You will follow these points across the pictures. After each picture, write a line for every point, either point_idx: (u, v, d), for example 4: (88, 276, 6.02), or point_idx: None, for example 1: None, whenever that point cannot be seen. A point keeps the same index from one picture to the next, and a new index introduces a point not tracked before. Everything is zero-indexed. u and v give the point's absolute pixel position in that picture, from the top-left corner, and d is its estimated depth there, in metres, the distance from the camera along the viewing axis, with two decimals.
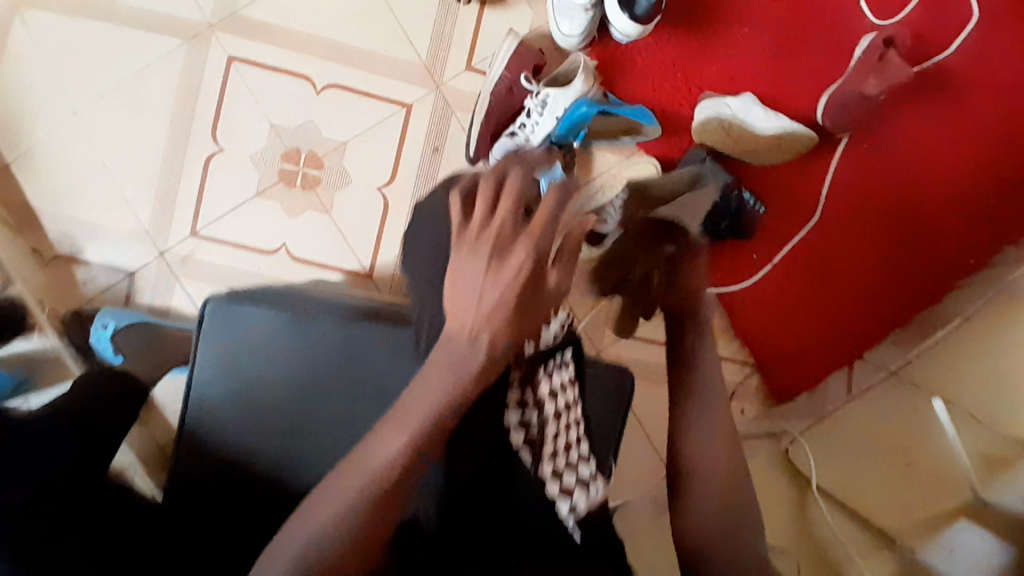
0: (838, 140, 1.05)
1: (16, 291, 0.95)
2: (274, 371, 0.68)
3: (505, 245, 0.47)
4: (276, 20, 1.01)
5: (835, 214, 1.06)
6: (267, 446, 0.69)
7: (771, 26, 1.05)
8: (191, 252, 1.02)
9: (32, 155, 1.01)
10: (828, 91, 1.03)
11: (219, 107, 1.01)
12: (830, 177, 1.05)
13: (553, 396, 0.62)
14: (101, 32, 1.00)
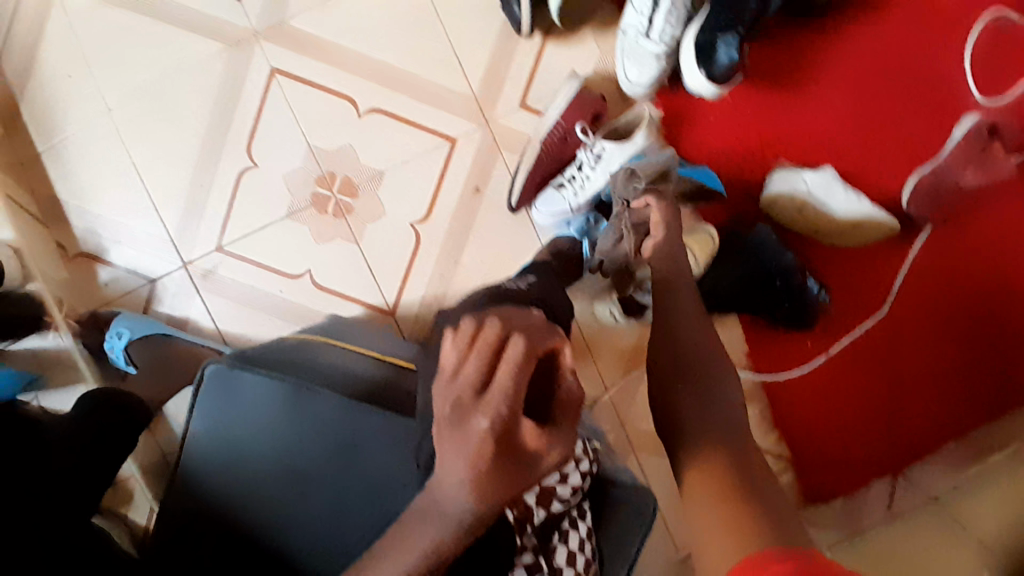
0: (922, 229, 0.94)
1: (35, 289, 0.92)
2: (263, 443, 0.63)
3: (468, 411, 0.37)
4: (325, 34, 0.95)
5: (904, 308, 0.95)
6: (247, 530, 0.62)
7: (863, 92, 0.93)
8: (213, 267, 0.97)
9: (67, 147, 0.98)
10: (918, 173, 0.92)
11: (258, 120, 0.96)
12: (905, 269, 0.95)
13: (572, 563, 0.57)
14: (148, 29, 0.97)
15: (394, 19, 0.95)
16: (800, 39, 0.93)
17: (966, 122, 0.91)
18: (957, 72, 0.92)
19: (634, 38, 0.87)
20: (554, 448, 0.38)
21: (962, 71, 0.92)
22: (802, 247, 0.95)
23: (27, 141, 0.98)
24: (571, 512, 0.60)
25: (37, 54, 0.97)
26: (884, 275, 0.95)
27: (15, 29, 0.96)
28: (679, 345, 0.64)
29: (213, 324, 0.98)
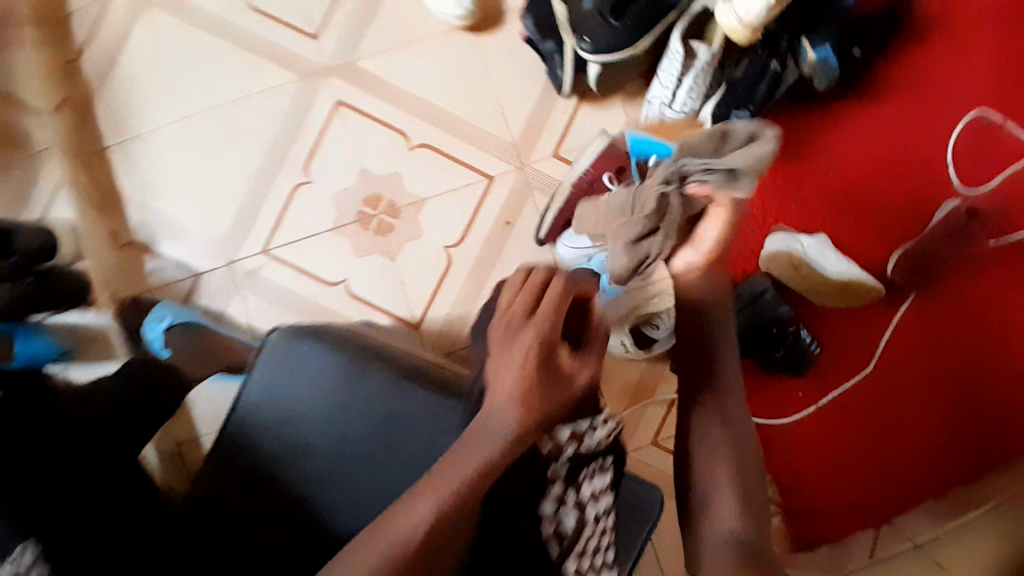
0: (906, 297, 1.04)
1: (82, 267, 1.01)
2: (317, 412, 0.68)
3: (513, 330, 0.51)
4: (388, 75, 1.07)
5: (886, 368, 1.04)
6: (292, 490, 0.67)
7: (855, 172, 1.05)
8: (257, 268, 1.05)
9: (136, 146, 1.06)
10: (902, 248, 1.03)
11: (318, 143, 1.06)
12: (888, 331, 1.04)
13: (596, 501, 0.56)
14: (223, 51, 1.06)
15: (450, 69, 1.07)
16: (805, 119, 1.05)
17: (946, 206, 1.03)
18: (940, 162, 1.04)
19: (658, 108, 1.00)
20: (583, 370, 0.52)
21: (944, 161, 1.04)
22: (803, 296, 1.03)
23: (98, 136, 1.05)
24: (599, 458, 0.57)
25: (123, 63, 1.06)
26: (870, 335, 1.04)
27: (102, 38, 1.06)
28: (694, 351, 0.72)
29: (248, 321, 1.04)
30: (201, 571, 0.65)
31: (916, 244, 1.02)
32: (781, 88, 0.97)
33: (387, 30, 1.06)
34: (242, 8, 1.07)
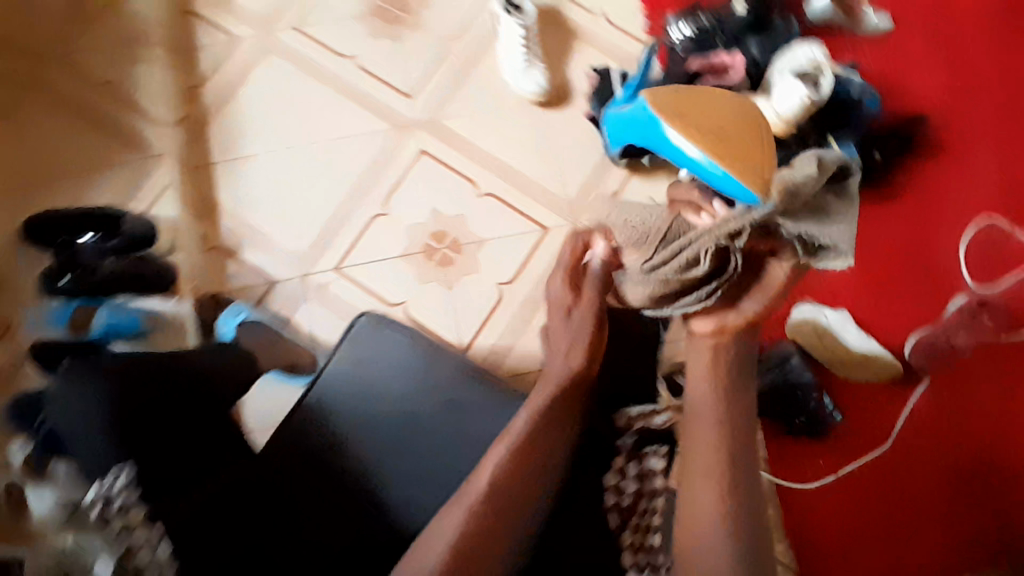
0: (921, 379, 1.10)
1: (176, 258, 1.13)
2: (391, 391, 0.78)
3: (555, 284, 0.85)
4: (465, 131, 1.20)
5: (903, 447, 1.08)
6: (359, 457, 0.76)
7: (875, 259, 1.14)
8: (327, 282, 1.16)
9: (238, 167, 1.20)
10: (917, 333, 1.12)
11: (398, 182, 1.20)
12: (906, 412, 1.09)
13: (659, 472, 0.75)
14: (328, 96, 1.22)
15: (523, 131, 1.20)
16: None
17: (957, 300, 1.13)
18: (953, 261, 1.15)
19: None
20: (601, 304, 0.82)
21: (956, 261, 1.14)
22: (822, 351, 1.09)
23: (206, 153, 1.20)
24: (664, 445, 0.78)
25: (239, 95, 1.22)
26: (888, 413, 1.09)
27: (226, 71, 1.23)
28: None
29: (312, 330, 1.14)
30: (274, 519, 0.74)
31: (928, 332, 1.11)
32: None
33: (472, 92, 1.21)
34: (348, 62, 1.23)
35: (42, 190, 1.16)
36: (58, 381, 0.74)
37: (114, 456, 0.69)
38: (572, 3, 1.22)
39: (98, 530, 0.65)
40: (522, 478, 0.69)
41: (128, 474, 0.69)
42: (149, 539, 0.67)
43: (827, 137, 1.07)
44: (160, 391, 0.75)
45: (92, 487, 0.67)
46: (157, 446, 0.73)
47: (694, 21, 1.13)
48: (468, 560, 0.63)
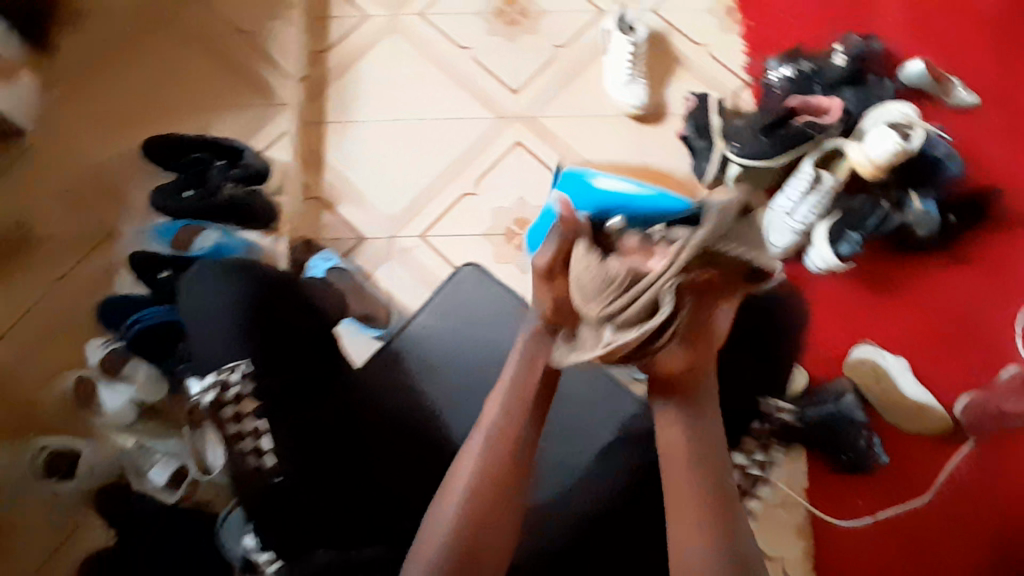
0: (966, 440, 1.11)
1: (280, 199, 1.21)
2: (484, 339, 0.85)
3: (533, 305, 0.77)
4: (561, 132, 1.27)
5: (943, 504, 1.09)
6: (438, 396, 0.82)
7: (937, 316, 1.17)
8: (412, 247, 1.23)
9: (347, 128, 1.28)
10: (966, 395, 1.13)
11: (490, 168, 1.27)
12: (949, 467, 1.10)
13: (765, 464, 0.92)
14: (439, 79, 1.31)
15: (614, 139, 1.26)
16: (904, 263, 1.18)
17: (1010, 368, 1.14)
18: (1012, 330, 1.16)
19: (779, 215, 1.14)
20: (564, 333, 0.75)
21: (1014, 331, 1.16)
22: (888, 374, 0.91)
23: (321, 111, 1.28)
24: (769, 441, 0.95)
25: (359, 65, 1.31)
26: (930, 465, 1.11)
27: (351, 41, 1.32)
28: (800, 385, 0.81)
29: (389, 287, 1.20)
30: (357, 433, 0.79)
31: (978, 396, 1.11)
32: (886, 225, 1.13)
33: (572, 97, 1.29)
34: (464, 52, 1.32)
35: (171, 120, 1.26)
36: (189, 277, 0.81)
37: (239, 348, 0.75)
38: (679, 32, 1.30)
39: (215, 411, 0.73)
40: (520, 435, 0.71)
41: (248, 367, 0.74)
42: (253, 430, 0.73)
43: (908, 190, 1.13)
44: (280, 298, 0.80)
45: (213, 372, 0.74)
46: (274, 351, 0.77)
47: (794, 64, 1.20)
48: (482, 515, 0.66)
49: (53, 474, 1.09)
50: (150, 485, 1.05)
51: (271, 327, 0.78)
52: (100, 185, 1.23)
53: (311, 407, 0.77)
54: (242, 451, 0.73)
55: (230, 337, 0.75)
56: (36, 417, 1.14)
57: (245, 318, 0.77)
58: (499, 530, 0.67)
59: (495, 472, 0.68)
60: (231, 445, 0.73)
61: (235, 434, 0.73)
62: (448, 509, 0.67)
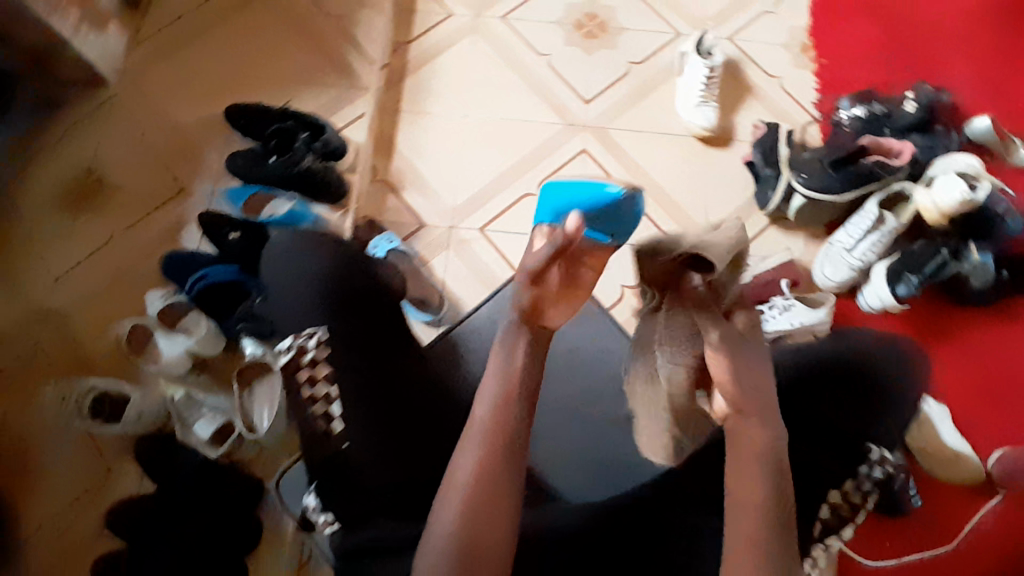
0: (995, 492, 1.07)
1: (350, 178, 1.24)
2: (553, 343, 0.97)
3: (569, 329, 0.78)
4: (628, 145, 1.30)
5: (968, 556, 1.04)
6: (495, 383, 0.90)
7: (977, 367, 1.14)
8: (470, 239, 1.24)
9: (420, 117, 1.31)
10: (1000, 450, 1.09)
11: (555, 171, 1.29)
12: (976, 518, 1.06)
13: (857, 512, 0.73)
14: (515, 81, 1.34)
15: (680, 158, 1.29)
16: (953, 313, 1.18)
17: None
18: None
19: (838, 249, 1.16)
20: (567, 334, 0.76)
21: None
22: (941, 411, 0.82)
23: (398, 99, 1.32)
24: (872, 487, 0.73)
25: (439, 58, 1.35)
26: (958, 514, 1.07)
27: (434, 36, 1.37)
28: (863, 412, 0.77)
29: (441, 275, 1.22)
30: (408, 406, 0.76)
31: (1011, 451, 1.07)
32: (944, 272, 1.11)
33: (643, 113, 1.32)
34: (542, 58, 1.36)
35: (257, 90, 1.31)
36: (267, 246, 0.82)
37: (318, 315, 0.75)
38: (754, 64, 1.34)
39: (290, 376, 0.72)
40: (513, 432, 0.65)
41: (327, 335, 0.74)
42: (325, 397, 0.71)
43: (968, 241, 1.11)
44: (365, 273, 0.79)
45: (292, 336, 0.73)
46: (351, 324, 0.75)
47: (866, 105, 1.23)
48: (483, 516, 0.60)
49: (97, 416, 1.06)
50: (195, 438, 1.06)
51: (349, 301, 0.76)
52: (184, 144, 1.28)
53: (367, 379, 0.74)
54: (313, 416, 0.71)
55: (309, 303, 0.75)
56: (84, 358, 1.15)
57: (325, 286, 0.76)
58: (499, 530, 0.61)
59: (490, 468, 0.62)
60: (301, 408, 0.71)
61: (308, 399, 0.71)
62: (448, 507, 0.61)
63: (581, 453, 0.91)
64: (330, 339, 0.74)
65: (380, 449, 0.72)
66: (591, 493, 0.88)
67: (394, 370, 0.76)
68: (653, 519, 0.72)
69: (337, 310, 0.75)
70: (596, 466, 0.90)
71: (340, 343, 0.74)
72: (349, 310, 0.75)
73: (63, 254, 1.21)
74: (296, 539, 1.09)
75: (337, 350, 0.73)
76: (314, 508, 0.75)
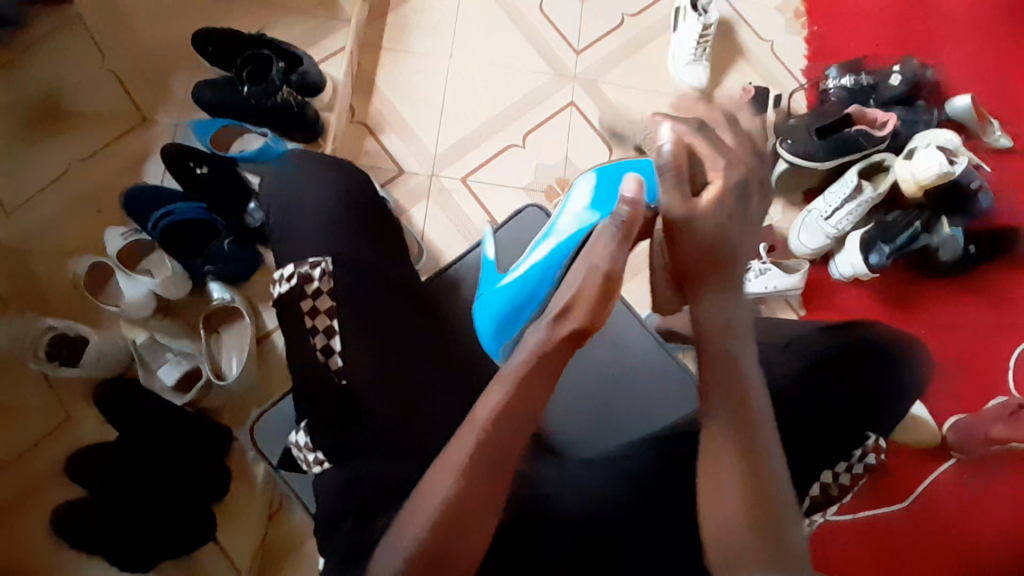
0: (948, 455, 1.10)
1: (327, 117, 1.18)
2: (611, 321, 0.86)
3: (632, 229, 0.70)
4: (617, 100, 1.27)
5: (916, 512, 1.09)
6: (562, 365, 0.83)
7: (939, 339, 1.18)
8: (452, 189, 1.20)
9: (402, 56, 1.26)
10: (952, 418, 1.12)
11: (542, 122, 1.25)
12: (927, 478, 1.10)
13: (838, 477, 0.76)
14: (505, 25, 1.29)
15: None
16: (921, 284, 1.21)
17: (995, 399, 1.14)
18: (1002, 364, 1.17)
19: (815, 217, 1.16)
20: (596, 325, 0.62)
21: (1005, 366, 1.17)
22: (915, 397, 0.81)
23: (380, 37, 1.27)
24: (856, 459, 0.77)
25: None
26: (912, 476, 1.10)
27: None
28: (846, 377, 0.78)
29: (422, 225, 1.18)
30: (392, 354, 0.74)
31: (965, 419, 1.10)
32: (914, 244, 1.15)
33: (633, 66, 1.29)
34: (533, 2, 1.31)
35: (230, 19, 1.24)
36: (287, 160, 0.88)
37: (334, 247, 0.78)
38: (747, 26, 1.33)
39: (294, 304, 0.75)
40: (506, 446, 0.56)
41: (332, 265, 0.76)
42: (325, 328, 0.74)
43: (940, 215, 1.15)
44: (376, 220, 0.84)
45: (295, 264, 0.76)
46: (356, 259, 0.78)
47: (854, 75, 1.23)
48: (457, 529, 0.53)
49: (53, 358, 1.00)
50: (159, 383, 1.02)
51: (370, 239, 0.81)
52: (150, 71, 1.20)
53: (361, 317, 0.75)
54: (313, 348, 0.74)
55: (322, 235, 0.78)
56: (41, 296, 1.07)
57: (331, 222, 0.79)
58: (470, 543, 0.54)
59: (470, 477, 0.54)
60: (303, 338, 0.75)
61: (309, 329, 0.75)
62: (418, 519, 0.54)
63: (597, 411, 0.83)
64: (335, 270, 0.76)
65: (372, 387, 0.71)
66: (592, 446, 0.81)
67: (392, 313, 0.77)
68: (647, 483, 0.70)
69: (346, 243, 0.79)
70: (603, 421, 0.83)
71: (349, 272, 0.76)
72: (362, 247, 0.80)
73: (19, 182, 1.13)
74: (266, 487, 1.07)
75: (342, 280, 0.76)
76: (301, 446, 0.72)
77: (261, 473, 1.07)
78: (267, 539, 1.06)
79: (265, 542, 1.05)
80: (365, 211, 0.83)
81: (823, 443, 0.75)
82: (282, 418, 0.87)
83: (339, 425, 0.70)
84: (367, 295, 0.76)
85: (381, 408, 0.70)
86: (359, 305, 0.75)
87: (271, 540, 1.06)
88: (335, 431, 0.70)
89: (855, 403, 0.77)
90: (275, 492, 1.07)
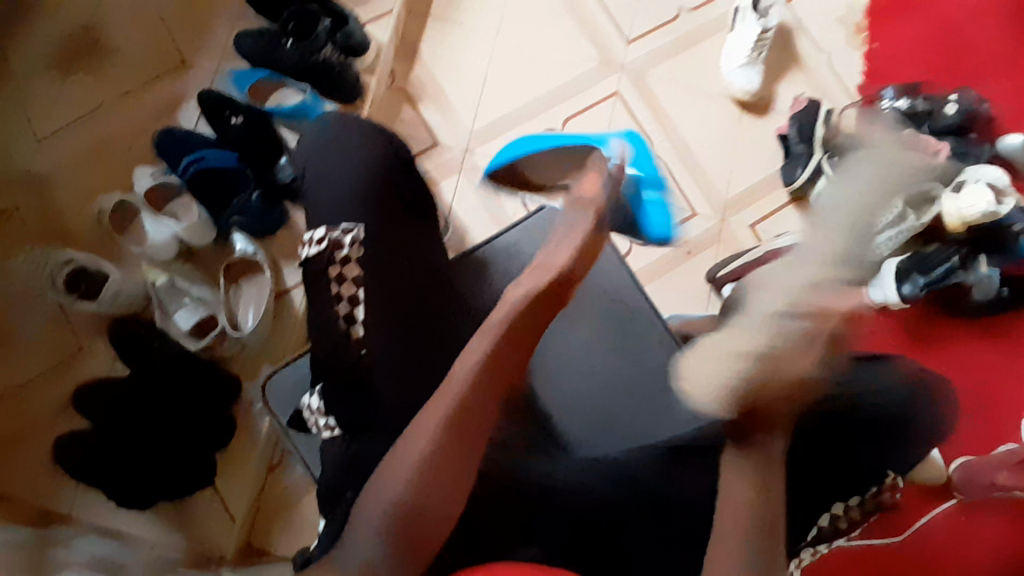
0: (949, 497, 1.09)
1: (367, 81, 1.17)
2: (619, 319, 0.85)
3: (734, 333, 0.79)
4: (663, 95, 1.24)
5: (913, 548, 1.08)
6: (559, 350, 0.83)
7: (961, 379, 1.15)
8: (486, 167, 1.18)
9: (450, 26, 1.23)
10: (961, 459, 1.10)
11: (584, 109, 1.22)
12: (929, 516, 1.09)
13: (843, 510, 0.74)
14: (556, 6, 1.26)
15: (713, 120, 1.23)
16: (949, 322, 1.18)
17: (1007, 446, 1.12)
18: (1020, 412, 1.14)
19: None
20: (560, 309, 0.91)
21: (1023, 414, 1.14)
22: (938, 441, 0.78)
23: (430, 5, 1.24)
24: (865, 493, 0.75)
25: None
26: (914, 512, 1.09)
27: None
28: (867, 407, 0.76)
29: (450, 200, 1.17)
30: (410, 327, 0.74)
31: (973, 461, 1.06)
32: (948, 280, 1.12)
33: (683, 63, 1.25)
34: None
35: None
36: (321, 117, 0.86)
37: (362, 214, 0.77)
38: (805, 34, 1.29)
39: (319, 267, 0.74)
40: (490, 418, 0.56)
41: (365, 234, 0.75)
42: (350, 296, 0.73)
43: (979, 254, 1.12)
44: (408, 188, 0.81)
45: (327, 228, 0.75)
46: (383, 227, 0.77)
47: (910, 99, 1.19)
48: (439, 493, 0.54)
49: (72, 290, 1.00)
50: (174, 327, 1.02)
51: (401, 211, 0.80)
52: (194, 10, 1.18)
53: (382, 287, 0.74)
54: (335, 313, 0.73)
55: (350, 201, 0.77)
56: (64, 228, 1.08)
57: (359, 188, 0.78)
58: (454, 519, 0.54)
59: None
60: (322, 302, 0.74)
61: (334, 296, 0.73)
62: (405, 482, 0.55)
63: (596, 407, 0.81)
64: (365, 240, 0.75)
65: (386, 362, 0.71)
66: (590, 445, 0.79)
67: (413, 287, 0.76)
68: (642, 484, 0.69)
69: (375, 211, 0.77)
70: (604, 420, 0.80)
71: (376, 241, 0.76)
72: (391, 216, 0.78)
73: (52, 113, 1.13)
74: (267, 442, 1.04)
75: (369, 248, 0.75)
76: (313, 410, 0.73)
77: (264, 426, 1.05)
78: (263, 493, 1.04)
79: (261, 496, 1.04)
80: (398, 179, 0.81)
81: (830, 473, 0.74)
82: (294, 379, 0.87)
83: (348, 391, 0.70)
84: (389, 266, 0.75)
85: (390, 379, 0.70)
86: (380, 274, 0.75)
87: (268, 493, 1.04)
88: (343, 396, 0.70)
89: (870, 436, 0.75)
90: (276, 447, 1.05)
